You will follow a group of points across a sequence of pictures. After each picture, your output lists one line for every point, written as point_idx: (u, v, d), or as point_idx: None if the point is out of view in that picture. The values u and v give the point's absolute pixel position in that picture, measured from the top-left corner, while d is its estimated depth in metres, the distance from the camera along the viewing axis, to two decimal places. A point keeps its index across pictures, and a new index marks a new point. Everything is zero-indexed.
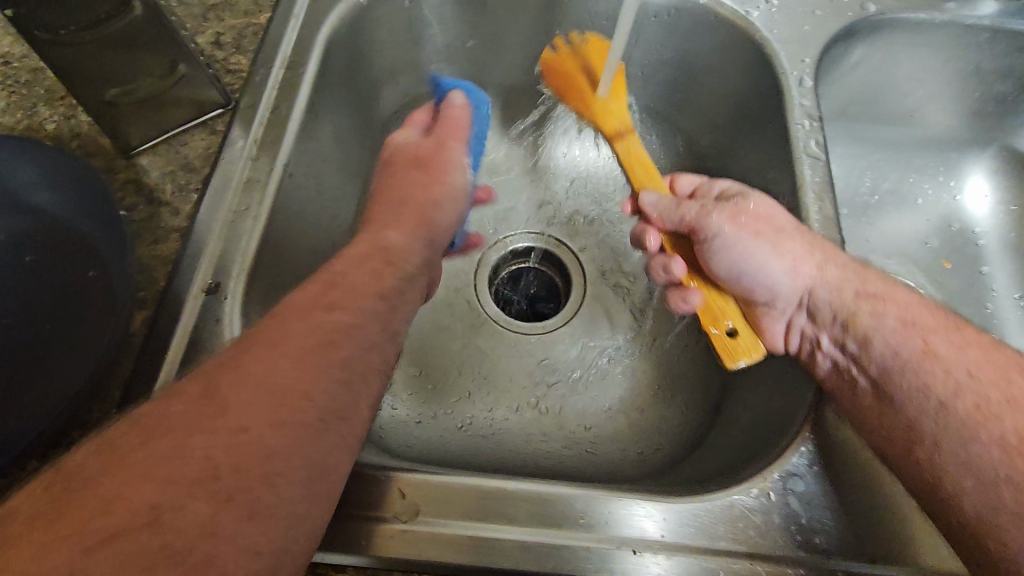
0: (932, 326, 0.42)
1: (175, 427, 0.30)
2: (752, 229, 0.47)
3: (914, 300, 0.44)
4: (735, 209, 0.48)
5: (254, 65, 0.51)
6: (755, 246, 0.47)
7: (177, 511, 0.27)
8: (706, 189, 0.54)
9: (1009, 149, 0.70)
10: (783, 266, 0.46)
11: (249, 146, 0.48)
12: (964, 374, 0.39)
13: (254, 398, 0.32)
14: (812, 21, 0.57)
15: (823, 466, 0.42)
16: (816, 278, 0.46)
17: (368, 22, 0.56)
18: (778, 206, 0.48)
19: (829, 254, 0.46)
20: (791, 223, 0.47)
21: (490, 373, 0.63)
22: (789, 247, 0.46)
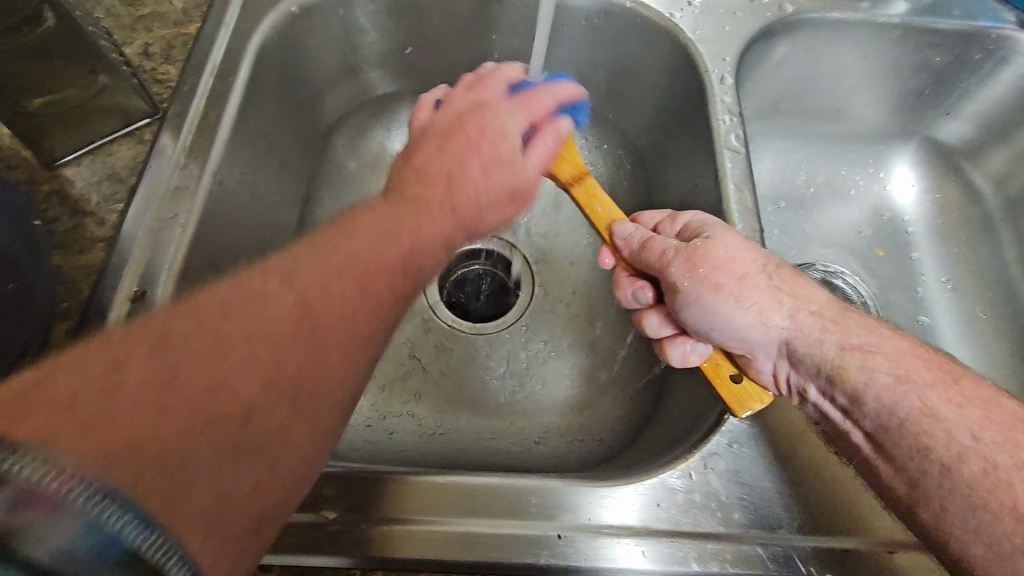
0: (926, 380, 0.39)
1: (226, 333, 0.29)
2: (712, 281, 0.44)
3: (903, 348, 0.41)
4: (694, 259, 0.45)
5: (183, 75, 0.51)
6: (717, 301, 0.44)
7: (263, 411, 0.29)
8: (668, 225, 0.50)
9: (930, 139, 0.72)
10: (749, 318, 0.44)
11: (178, 154, 0.48)
12: (967, 436, 0.36)
13: (341, 330, 0.32)
14: (733, 22, 0.60)
15: (743, 443, 0.43)
16: (789, 327, 0.43)
17: (301, 31, 0.57)
18: (744, 247, 0.45)
19: (799, 300, 0.44)
20: (755, 266, 0.45)
21: (437, 373, 0.63)
22: (755, 295, 0.44)
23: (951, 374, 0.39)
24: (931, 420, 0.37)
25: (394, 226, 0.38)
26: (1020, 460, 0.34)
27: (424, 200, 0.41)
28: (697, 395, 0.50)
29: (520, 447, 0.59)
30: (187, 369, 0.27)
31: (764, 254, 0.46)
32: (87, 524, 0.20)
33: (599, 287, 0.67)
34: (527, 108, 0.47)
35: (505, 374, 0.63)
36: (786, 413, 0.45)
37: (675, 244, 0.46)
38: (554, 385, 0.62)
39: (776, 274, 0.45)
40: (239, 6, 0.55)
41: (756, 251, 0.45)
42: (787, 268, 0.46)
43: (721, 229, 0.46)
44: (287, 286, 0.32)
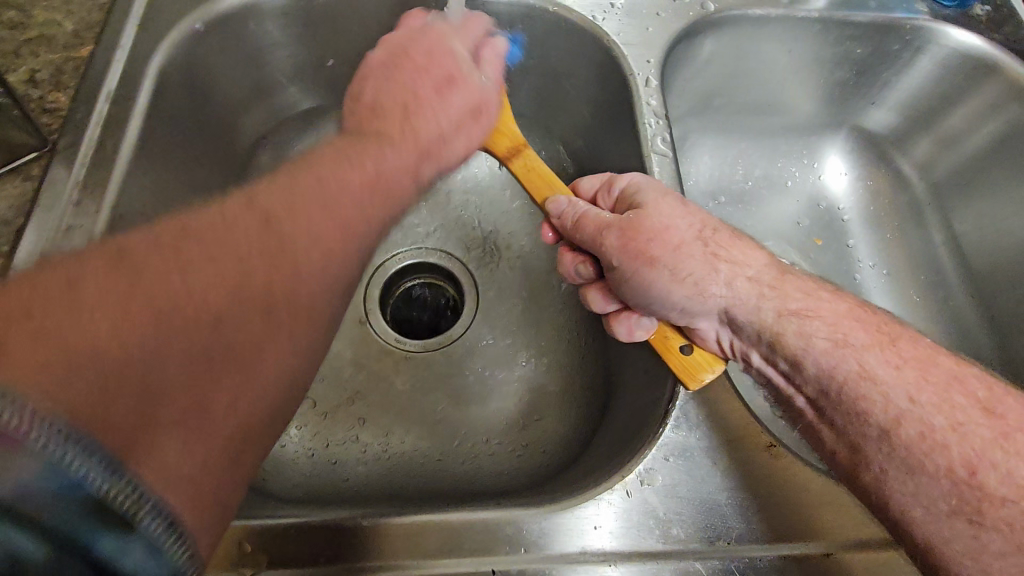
0: (864, 343, 0.38)
1: (192, 249, 0.29)
2: (646, 255, 0.42)
3: (840, 310, 0.40)
4: (626, 230, 0.42)
5: (74, 102, 0.48)
6: (653, 275, 0.41)
7: (235, 322, 0.29)
8: (605, 195, 0.47)
9: (860, 129, 0.73)
10: (685, 290, 0.41)
11: (71, 189, 0.44)
12: (904, 398, 0.36)
13: (312, 237, 0.34)
14: (657, 23, 0.60)
15: (681, 454, 0.41)
16: (727, 296, 0.41)
17: (208, 46, 0.54)
18: (681, 213, 0.43)
19: (735, 265, 0.42)
20: (689, 233, 0.42)
21: (381, 397, 0.61)
22: (689, 266, 0.41)
23: (888, 336, 0.38)
24: (877, 389, 0.36)
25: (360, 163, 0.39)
26: (954, 421, 0.35)
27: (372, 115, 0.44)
28: (636, 403, 0.50)
29: (467, 466, 0.57)
30: (152, 281, 0.27)
31: (699, 217, 0.43)
32: (47, 467, 0.20)
33: (546, 291, 0.66)
34: (469, 34, 0.50)
35: (447, 391, 0.61)
36: (740, 415, 0.42)
37: (611, 217, 0.44)
38: (500, 400, 0.61)
39: (713, 239, 0.43)
40: (136, 26, 0.51)
41: (687, 215, 0.43)
42: (724, 231, 0.43)
43: (656, 196, 0.44)
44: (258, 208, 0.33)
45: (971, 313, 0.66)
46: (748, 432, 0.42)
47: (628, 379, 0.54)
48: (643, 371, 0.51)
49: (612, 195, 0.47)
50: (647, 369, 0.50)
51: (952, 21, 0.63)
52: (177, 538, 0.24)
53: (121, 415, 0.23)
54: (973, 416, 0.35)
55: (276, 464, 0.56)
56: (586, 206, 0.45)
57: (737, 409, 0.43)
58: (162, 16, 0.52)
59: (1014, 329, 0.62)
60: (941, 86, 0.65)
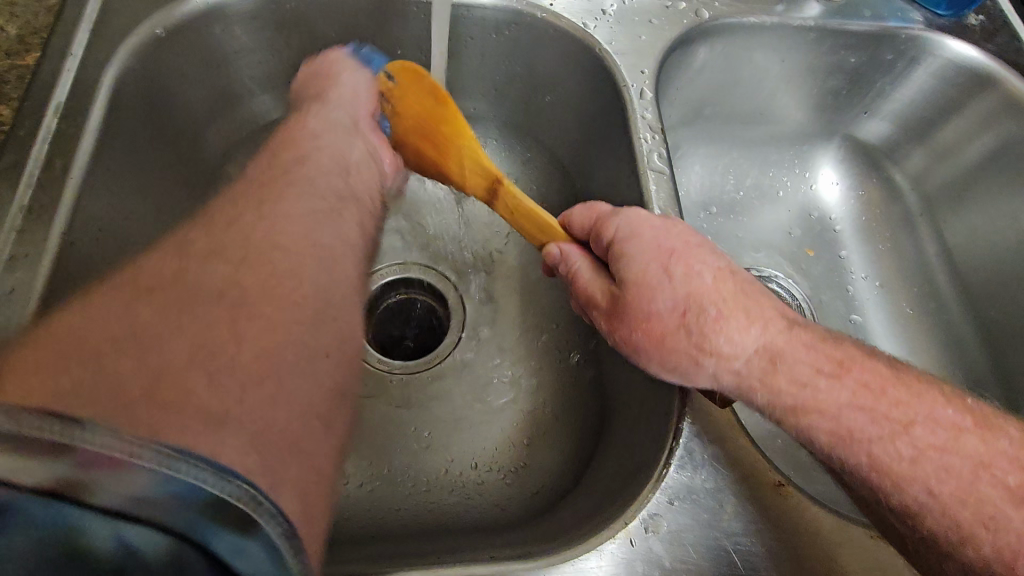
0: (871, 436, 0.36)
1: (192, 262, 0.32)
2: (629, 342, 0.41)
3: (842, 399, 0.37)
4: (614, 316, 0.42)
5: (20, 116, 0.43)
6: (646, 361, 0.41)
7: (227, 289, 0.31)
8: (599, 245, 0.45)
9: (853, 138, 0.72)
10: (677, 376, 0.40)
11: (14, 214, 0.40)
12: (921, 491, 0.34)
13: (265, 207, 0.37)
14: (648, 31, 0.58)
15: (685, 498, 0.39)
16: (716, 384, 0.39)
17: (171, 53, 0.50)
18: (664, 291, 0.39)
19: (721, 356, 0.38)
20: (670, 321, 0.39)
21: (364, 426, 0.57)
22: (676, 360, 0.39)
23: (901, 422, 0.36)
24: (890, 480, 0.35)
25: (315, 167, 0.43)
26: (984, 515, 0.33)
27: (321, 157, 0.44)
28: (635, 436, 0.47)
29: (456, 496, 0.54)
30: (156, 303, 0.30)
31: (684, 294, 0.39)
32: (156, 475, 0.20)
33: (537, 311, 0.63)
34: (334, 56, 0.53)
35: (432, 417, 0.58)
36: (752, 453, 0.40)
37: (599, 292, 0.43)
38: (488, 426, 0.58)
39: (698, 322, 0.39)
40: (88, 31, 0.47)
41: (670, 294, 0.39)
42: (711, 312, 0.38)
43: (638, 270, 0.41)
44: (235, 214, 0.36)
45: (964, 326, 0.64)
46: (756, 473, 0.40)
47: (623, 406, 0.52)
48: (640, 404, 0.48)
49: (603, 244, 0.45)
50: (646, 400, 0.48)
51: (945, 30, 0.62)
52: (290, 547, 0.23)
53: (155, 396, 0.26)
54: (999, 505, 0.33)
55: None
56: (579, 266, 0.45)
57: (744, 446, 0.41)
58: (118, 19, 0.48)
59: (1008, 345, 0.61)
60: (936, 98, 0.64)
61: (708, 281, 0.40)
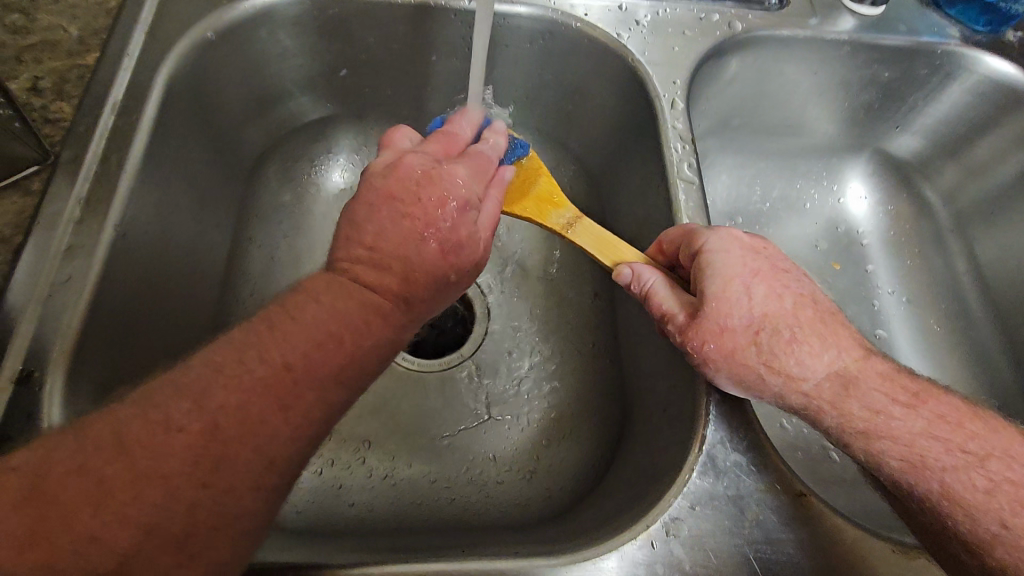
0: (946, 465, 0.36)
1: (121, 505, 0.28)
2: (702, 355, 0.41)
3: (915, 428, 0.38)
4: (689, 329, 0.41)
5: (79, 114, 0.46)
6: (712, 374, 0.41)
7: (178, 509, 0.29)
8: (687, 254, 0.44)
9: (883, 152, 0.72)
10: (740, 389, 0.41)
11: (73, 206, 0.42)
12: (996, 523, 0.35)
13: (243, 387, 0.32)
14: (681, 42, 0.59)
15: (706, 503, 0.40)
16: (780, 401, 0.40)
17: (219, 56, 0.52)
18: (741, 309, 0.40)
19: (790, 377, 0.39)
20: (743, 338, 0.40)
21: (391, 420, 0.59)
22: (743, 375, 0.40)
23: (977, 455, 0.37)
24: (960, 508, 0.35)
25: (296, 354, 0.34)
26: None
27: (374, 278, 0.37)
28: (656, 444, 0.48)
29: (476, 494, 0.55)
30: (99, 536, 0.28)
31: (760, 313, 0.40)
32: None
33: (563, 315, 0.64)
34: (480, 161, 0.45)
35: (456, 414, 0.59)
36: (776, 462, 0.41)
37: (673, 304, 0.43)
38: (510, 426, 0.59)
39: (770, 343, 0.40)
40: (144, 34, 0.49)
41: (746, 311, 0.40)
42: (783, 333, 0.40)
43: (720, 286, 0.41)
44: (191, 416, 0.31)
45: (995, 347, 0.63)
46: (779, 482, 0.40)
47: (644, 414, 0.52)
48: (663, 410, 0.49)
49: (689, 254, 0.44)
50: (669, 407, 0.48)
51: (983, 46, 0.61)
52: None
53: None
54: None
55: None
56: (655, 282, 0.44)
57: (767, 452, 0.41)
58: (171, 23, 0.50)
59: None
60: (970, 114, 0.64)
61: (788, 305, 0.41)
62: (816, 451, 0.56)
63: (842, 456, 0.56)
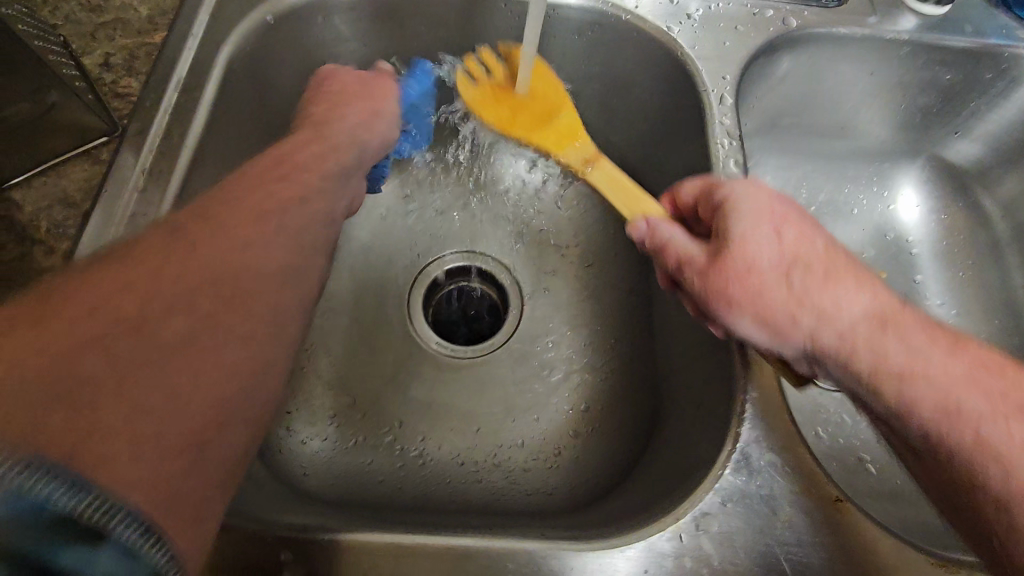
0: (984, 412, 0.34)
1: (135, 296, 0.29)
2: (724, 296, 0.40)
3: (953, 371, 0.35)
4: (712, 268, 0.41)
5: (145, 90, 0.48)
6: (735, 317, 0.41)
7: (186, 300, 0.30)
8: (708, 199, 0.45)
9: (938, 158, 0.69)
10: (766, 333, 0.40)
11: (137, 176, 0.45)
12: None
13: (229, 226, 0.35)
14: (733, 37, 0.58)
15: (738, 501, 0.39)
16: (809, 344, 0.39)
17: (277, 39, 0.54)
18: (769, 249, 0.40)
19: (823, 316, 0.38)
20: (772, 277, 0.39)
21: (422, 401, 0.60)
22: (770, 315, 0.39)
23: (1017, 408, 0.34)
24: (995, 461, 0.33)
25: (248, 209, 0.36)
26: None
27: (297, 195, 0.40)
28: (689, 439, 0.47)
29: (503, 478, 0.56)
30: (111, 332, 0.27)
31: (790, 252, 0.40)
32: (11, 495, 0.20)
33: (596, 306, 0.64)
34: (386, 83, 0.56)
35: (486, 399, 0.60)
36: (813, 466, 0.40)
37: (690, 249, 0.43)
38: (539, 414, 0.59)
39: (800, 279, 0.39)
40: (208, 15, 0.51)
41: (775, 251, 0.40)
42: (816, 269, 0.39)
43: (745, 227, 0.41)
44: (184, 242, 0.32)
45: None
46: (815, 484, 0.40)
47: (677, 411, 0.51)
48: (695, 406, 0.48)
49: (712, 203, 0.45)
50: (704, 404, 0.48)
51: None
52: (152, 541, 0.24)
53: (95, 421, 0.24)
54: None
55: (312, 465, 0.55)
56: (672, 235, 0.44)
57: (803, 456, 0.40)
58: (233, 5, 0.52)
59: None
60: None
61: (820, 247, 0.40)
62: (853, 463, 0.55)
63: (879, 470, 0.54)
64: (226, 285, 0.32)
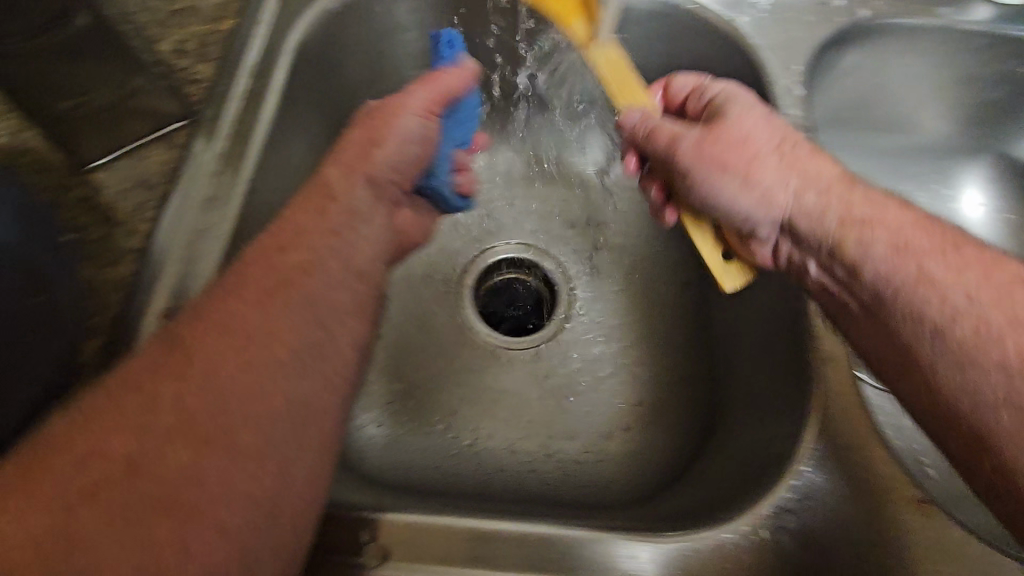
0: (926, 248, 0.38)
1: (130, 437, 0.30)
2: (719, 161, 0.45)
3: (906, 219, 0.40)
4: (709, 137, 0.45)
5: (219, 76, 0.49)
6: (722, 180, 0.45)
7: (187, 423, 0.30)
8: (701, 94, 0.50)
9: (1005, 156, 0.67)
10: (752, 199, 0.44)
11: (211, 160, 0.45)
12: (963, 297, 0.36)
13: (238, 316, 0.34)
14: (802, 28, 0.56)
15: (814, 499, 0.40)
16: (793, 206, 0.43)
17: (343, 27, 0.54)
18: (763, 129, 0.45)
19: (804, 178, 0.43)
20: (767, 147, 0.44)
21: (475, 390, 0.60)
22: (759, 179, 0.44)
23: (953, 242, 0.38)
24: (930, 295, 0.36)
25: (250, 300, 0.35)
26: None
27: (299, 266, 0.37)
28: (758, 436, 0.47)
29: (558, 471, 0.56)
30: (119, 479, 0.29)
31: (779, 130, 0.45)
32: None
33: (649, 300, 0.63)
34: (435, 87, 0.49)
35: (539, 391, 0.60)
36: (887, 464, 0.41)
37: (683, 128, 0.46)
38: (593, 408, 0.59)
39: (789, 154, 0.44)
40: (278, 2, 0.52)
41: (769, 131, 0.45)
42: (804, 145, 0.44)
43: (741, 110, 0.46)
44: (188, 352, 0.32)
45: None
46: (892, 485, 0.40)
47: (743, 408, 0.51)
48: (764, 403, 0.49)
49: (705, 99, 0.49)
50: (772, 401, 0.48)
51: None
52: None
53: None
54: None
55: (372, 451, 0.56)
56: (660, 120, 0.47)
57: (879, 455, 0.41)
58: None
59: None
60: None
61: None
62: None
63: None
64: (231, 394, 0.32)
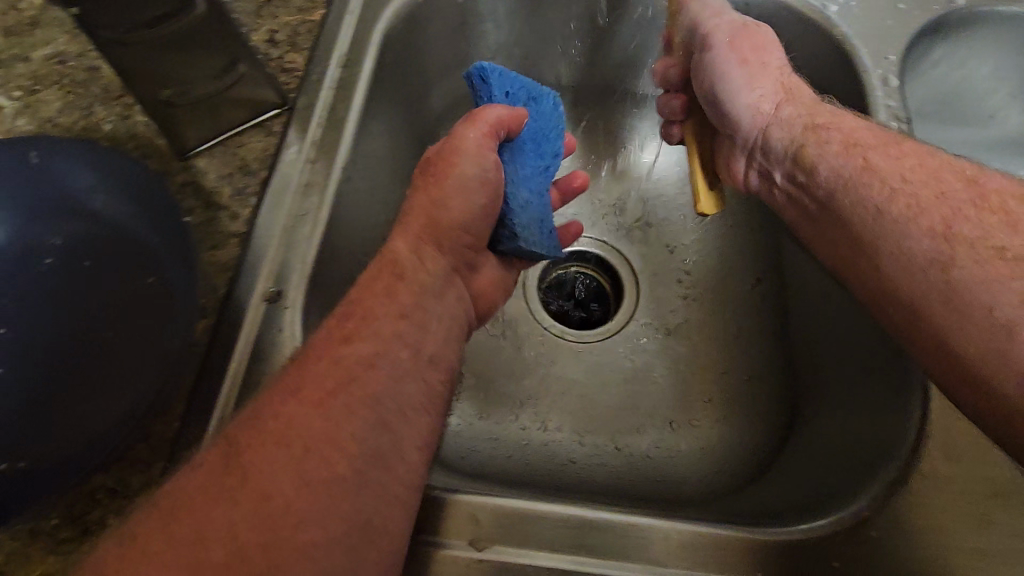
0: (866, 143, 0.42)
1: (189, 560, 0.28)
2: (740, 49, 0.50)
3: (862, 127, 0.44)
4: (743, 29, 0.50)
5: (312, 65, 0.50)
6: (734, 66, 0.50)
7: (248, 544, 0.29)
8: None
9: None
10: (748, 96, 0.50)
11: (306, 149, 0.47)
12: (897, 178, 0.39)
13: (300, 421, 0.33)
14: (896, 16, 0.54)
15: (920, 503, 0.39)
16: (771, 115, 0.49)
17: (426, 17, 0.55)
18: (778, 52, 0.51)
19: (793, 97, 0.49)
20: (775, 63, 0.50)
21: (545, 381, 0.60)
22: (762, 83, 0.49)
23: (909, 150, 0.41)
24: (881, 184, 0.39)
25: (311, 399, 0.34)
26: None
27: (365, 361, 0.37)
28: (849, 436, 0.46)
29: (631, 467, 0.55)
30: None
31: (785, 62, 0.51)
32: None
33: (719, 293, 0.62)
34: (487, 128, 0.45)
35: (610, 384, 0.59)
36: (996, 468, 0.39)
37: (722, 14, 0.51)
38: (665, 403, 0.58)
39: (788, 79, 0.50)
40: None
41: (780, 55, 0.51)
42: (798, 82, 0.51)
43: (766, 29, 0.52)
44: (246, 465, 0.31)
45: None
46: (1002, 490, 0.39)
47: (825, 406, 0.50)
48: (850, 401, 0.48)
49: None
50: (862, 396, 0.47)
51: None
52: None
53: None
54: None
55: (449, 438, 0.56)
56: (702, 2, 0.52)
57: (993, 458, 0.40)
58: None
59: None
60: None
61: None
62: None
63: None
64: (290, 511, 0.31)
